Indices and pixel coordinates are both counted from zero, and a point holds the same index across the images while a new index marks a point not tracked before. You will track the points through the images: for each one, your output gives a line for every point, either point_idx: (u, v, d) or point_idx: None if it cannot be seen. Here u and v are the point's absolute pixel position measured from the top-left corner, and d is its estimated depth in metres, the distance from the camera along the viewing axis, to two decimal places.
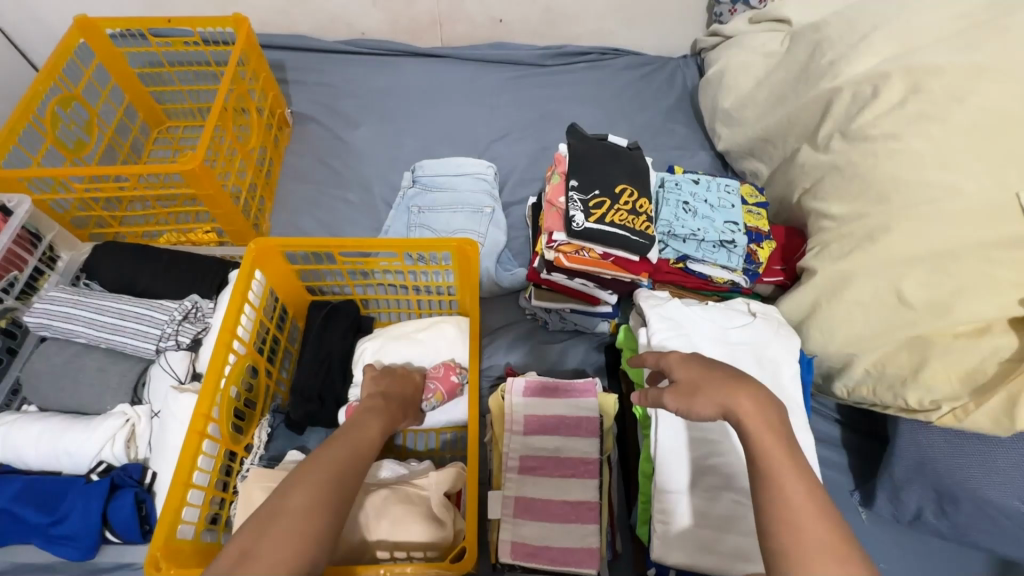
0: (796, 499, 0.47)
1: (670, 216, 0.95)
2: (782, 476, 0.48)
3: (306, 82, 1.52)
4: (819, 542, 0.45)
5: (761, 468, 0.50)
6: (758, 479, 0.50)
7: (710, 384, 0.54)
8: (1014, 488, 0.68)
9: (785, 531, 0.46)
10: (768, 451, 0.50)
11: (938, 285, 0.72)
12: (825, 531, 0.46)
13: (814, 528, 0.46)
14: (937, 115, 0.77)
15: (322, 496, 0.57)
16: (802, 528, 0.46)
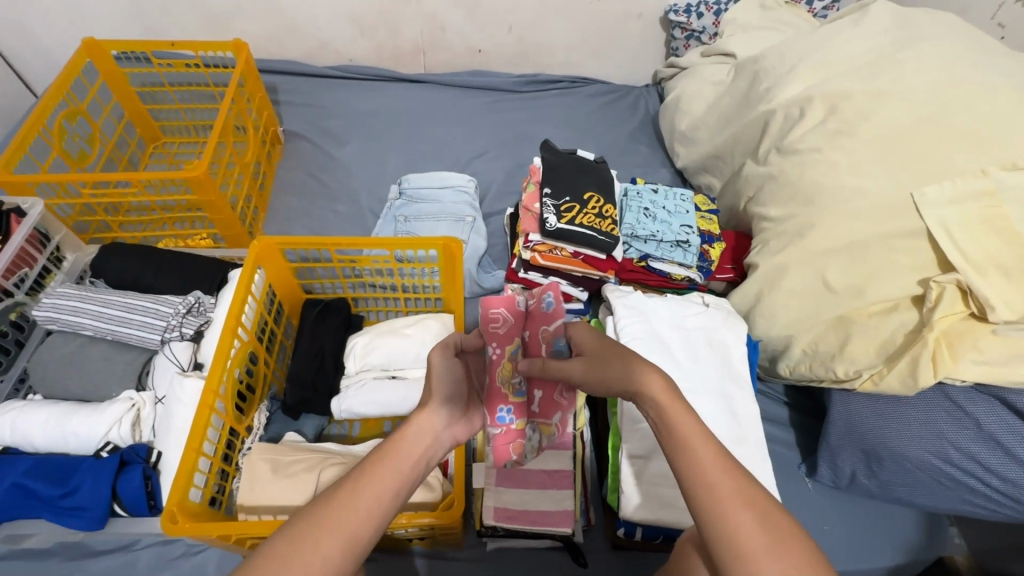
0: (703, 457, 0.48)
1: (633, 220, 1.08)
2: (687, 438, 0.50)
3: (296, 103, 1.62)
4: (727, 493, 0.46)
5: (670, 440, 0.51)
6: (670, 446, 0.51)
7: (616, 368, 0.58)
8: (924, 442, 0.79)
9: (698, 489, 0.47)
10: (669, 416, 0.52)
11: (854, 272, 0.86)
12: (734, 481, 0.47)
13: (720, 483, 0.47)
14: (849, 132, 0.93)
15: (358, 529, 0.48)
16: (714, 482, 0.47)
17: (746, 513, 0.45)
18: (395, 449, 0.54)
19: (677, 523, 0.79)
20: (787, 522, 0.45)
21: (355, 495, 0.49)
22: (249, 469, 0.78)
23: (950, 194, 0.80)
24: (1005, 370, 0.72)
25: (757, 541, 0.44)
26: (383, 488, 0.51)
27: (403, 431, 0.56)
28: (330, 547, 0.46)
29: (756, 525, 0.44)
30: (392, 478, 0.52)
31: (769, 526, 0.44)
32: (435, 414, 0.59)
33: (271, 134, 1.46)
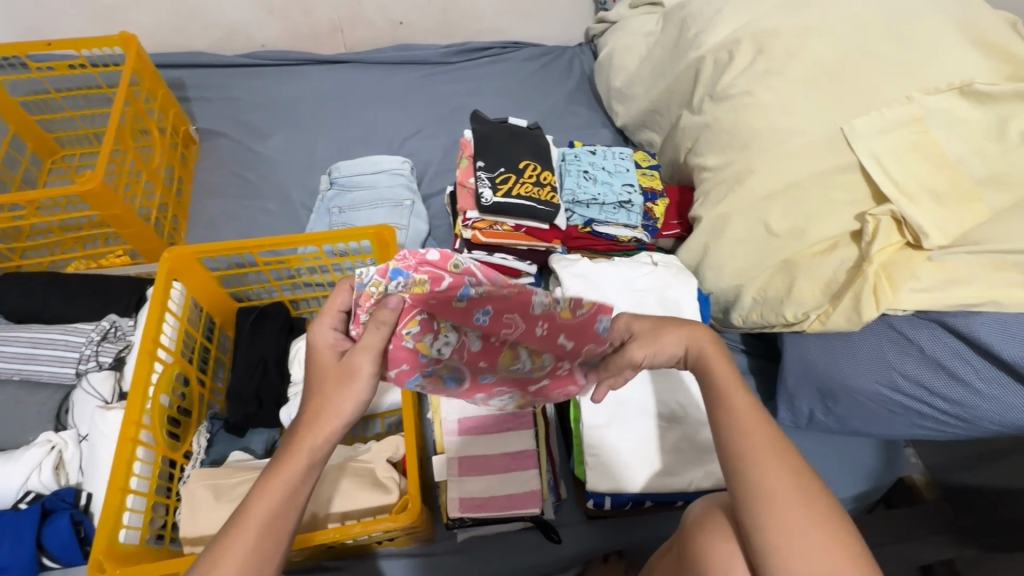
0: (743, 412, 0.56)
1: (573, 185, 1.04)
2: (734, 396, 0.58)
3: (209, 97, 1.50)
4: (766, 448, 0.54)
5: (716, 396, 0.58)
6: (717, 405, 0.58)
7: (665, 333, 0.62)
8: (871, 374, 0.80)
9: (738, 441, 0.55)
10: (722, 374, 0.59)
11: (794, 213, 0.84)
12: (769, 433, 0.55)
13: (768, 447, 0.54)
14: (779, 70, 0.90)
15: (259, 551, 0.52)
16: (753, 433, 0.55)
17: (778, 462, 0.53)
18: (285, 466, 0.55)
19: (644, 487, 0.79)
20: (812, 479, 0.53)
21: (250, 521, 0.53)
22: (188, 498, 0.72)
23: (879, 125, 0.79)
24: (943, 295, 0.72)
25: (787, 492, 0.51)
26: (267, 516, 0.53)
27: (293, 444, 0.57)
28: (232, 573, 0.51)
29: (786, 479, 0.52)
30: (281, 495, 0.54)
31: (795, 481, 0.52)
32: (328, 429, 0.57)
33: (182, 134, 1.35)
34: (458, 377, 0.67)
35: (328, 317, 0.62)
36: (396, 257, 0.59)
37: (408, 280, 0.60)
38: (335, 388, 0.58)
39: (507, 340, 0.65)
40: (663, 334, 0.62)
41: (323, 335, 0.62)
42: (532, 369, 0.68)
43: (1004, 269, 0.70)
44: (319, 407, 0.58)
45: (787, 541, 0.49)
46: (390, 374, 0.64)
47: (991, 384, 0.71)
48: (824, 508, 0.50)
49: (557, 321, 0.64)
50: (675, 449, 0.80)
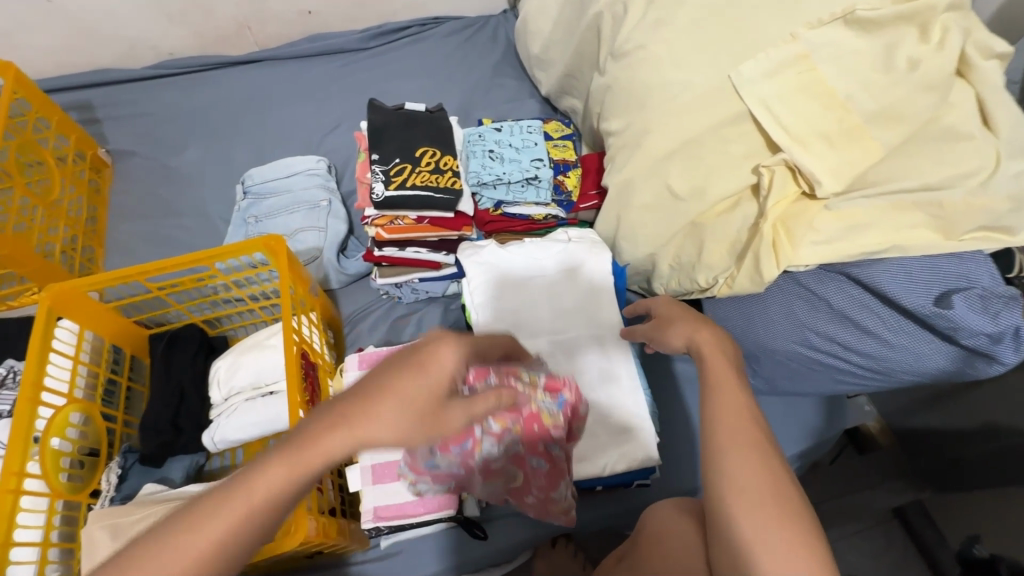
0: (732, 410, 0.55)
1: (478, 167, 0.99)
2: (725, 395, 0.56)
3: (118, 116, 1.44)
4: (744, 450, 0.52)
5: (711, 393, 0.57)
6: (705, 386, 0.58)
7: (680, 321, 0.66)
8: (786, 332, 0.76)
9: (716, 439, 0.53)
10: (718, 374, 0.57)
11: (693, 173, 0.79)
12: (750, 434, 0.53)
13: (741, 435, 0.52)
14: (668, 19, 0.84)
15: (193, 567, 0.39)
16: (734, 432, 0.53)
17: (752, 459, 0.51)
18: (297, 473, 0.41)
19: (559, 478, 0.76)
20: (785, 473, 0.51)
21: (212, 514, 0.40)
22: (86, 540, 0.71)
23: (765, 67, 0.72)
24: (844, 245, 0.67)
25: (756, 482, 0.50)
26: (263, 496, 0.41)
27: (315, 456, 0.41)
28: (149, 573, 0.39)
29: (757, 469, 0.50)
30: (264, 506, 0.41)
31: (767, 471, 0.50)
32: (379, 434, 0.41)
33: (90, 158, 1.30)
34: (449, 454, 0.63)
35: (464, 347, 0.45)
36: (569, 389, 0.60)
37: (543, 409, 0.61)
38: (410, 428, 0.42)
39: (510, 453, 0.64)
40: (676, 325, 0.66)
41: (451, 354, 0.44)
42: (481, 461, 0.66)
43: (906, 209, 0.66)
44: (378, 435, 0.41)
45: (756, 542, 0.47)
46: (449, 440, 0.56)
47: (900, 334, 0.67)
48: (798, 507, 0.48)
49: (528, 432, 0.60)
50: (589, 434, 0.77)
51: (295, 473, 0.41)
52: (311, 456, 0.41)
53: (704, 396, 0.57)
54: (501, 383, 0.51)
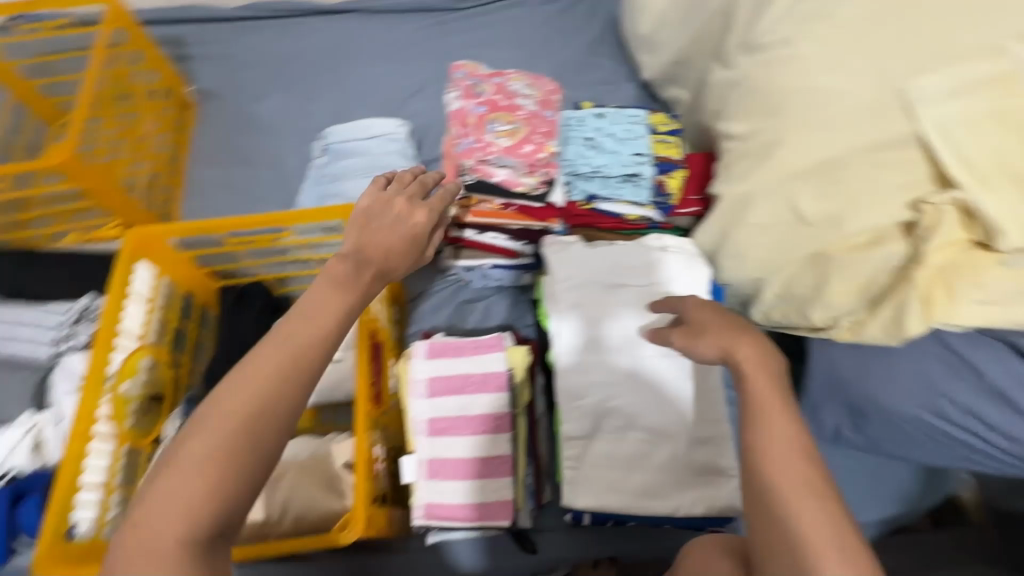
0: (785, 447, 0.51)
1: (574, 155, 0.91)
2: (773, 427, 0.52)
3: (207, 56, 1.43)
4: (802, 487, 0.48)
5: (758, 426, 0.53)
6: (752, 415, 0.54)
7: (713, 333, 0.61)
8: (916, 395, 0.67)
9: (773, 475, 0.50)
10: (767, 402, 0.54)
11: (830, 197, 0.69)
12: (807, 475, 0.49)
13: (799, 472, 0.49)
14: (826, 11, 0.71)
15: (222, 484, 0.47)
16: (789, 471, 0.49)
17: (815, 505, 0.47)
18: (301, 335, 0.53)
19: (626, 509, 0.71)
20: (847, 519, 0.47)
21: (229, 420, 0.49)
22: None
23: (947, 86, 0.62)
24: (1011, 309, 0.59)
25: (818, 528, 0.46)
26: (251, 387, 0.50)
27: (332, 323, 0.55)
28: (176, 519, 0.45)
29: (822, 515, 0.47)
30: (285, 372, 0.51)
31: (830, 518, 0.46)
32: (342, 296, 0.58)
33: (178, 97, 1.30)
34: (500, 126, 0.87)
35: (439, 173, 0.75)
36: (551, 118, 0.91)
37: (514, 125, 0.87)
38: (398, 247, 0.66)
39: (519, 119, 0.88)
40: (711, 332, 0.62)
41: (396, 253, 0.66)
42: (506, 124, 0.87)
43: None
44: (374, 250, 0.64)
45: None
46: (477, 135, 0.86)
47: None
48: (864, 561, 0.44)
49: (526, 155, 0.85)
50: (666, 469, 0.71)
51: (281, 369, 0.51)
52: (322, 316, 0.55)
53: (752, 426, 0.53)
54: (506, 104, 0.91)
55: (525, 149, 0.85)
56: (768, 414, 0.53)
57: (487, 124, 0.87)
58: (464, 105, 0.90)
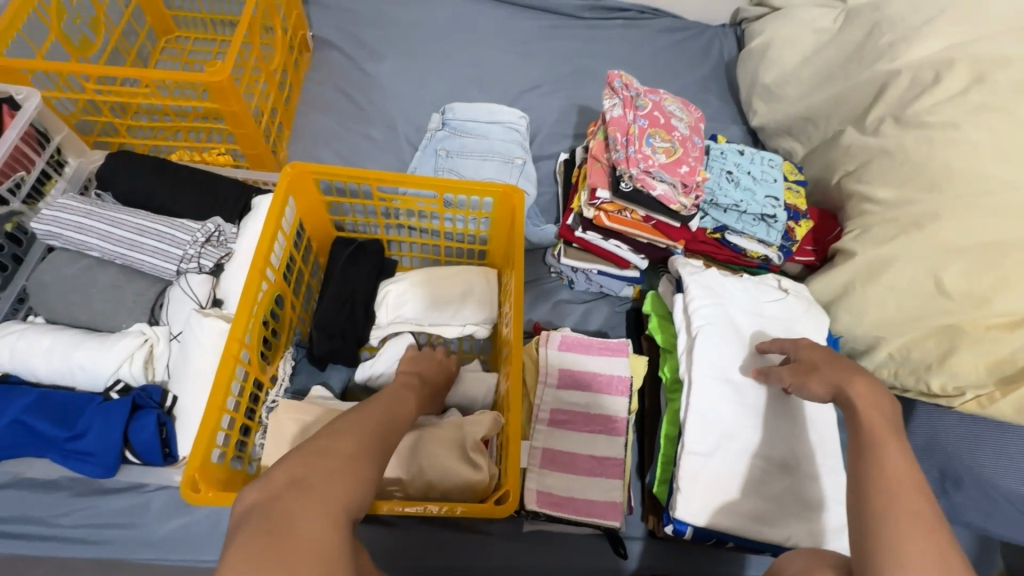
0: (897, 477, 0.51)
1: (714, 184, 0.94)
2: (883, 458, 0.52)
3: (327, 5, 1.42)
4: (913, 515, 0.47)
5: (871, 459, 0.53)
6: (866, 444, 0.55)
7: (829, 371, 0.66)
8: (1020, 473, 0.71)
9: (880, 499, 0.49)
10: (881, 434, 0.55)
11: (978, 276, 0.74)
12: (918, 504, 0.48)
13: (909, 501, 0.48)
14: (1001, 106, 0.78)
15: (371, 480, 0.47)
16: (894, 492, 0.49)
17: (922, 535, 0.46)
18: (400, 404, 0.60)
19: (737, 531, 0.73)
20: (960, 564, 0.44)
21: (366, 426, 0.52)
22: (274, 427, 0.70)
23: None
24: None
25: (922, 557, 0.44)
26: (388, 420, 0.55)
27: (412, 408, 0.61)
28: (343, 485, 0.45)
29: (929, 549, 0.45)
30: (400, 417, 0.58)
31: (940, 553, 0.44)
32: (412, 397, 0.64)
33: (299, 39, 1.29)
34: (660, 144, 0.89)
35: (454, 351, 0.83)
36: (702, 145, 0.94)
37: (671, 146, 0.89)
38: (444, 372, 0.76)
39: (676, 140, 0.91)
40: (822, 372, 0.67)
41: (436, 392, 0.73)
42: (664, 141, 0.89)
43: None
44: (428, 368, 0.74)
45: None
46: (638, 147, 0.87)
47: None
48: None
49: (681, 174, 0.87)
50: (779, 499, 0.74)
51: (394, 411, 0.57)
52: (407, 400, 0.61)
53: (865, 451, 0.54)
54: (666, 123, 0.92)
55: (682, 170, 0.87)
56: (881, 448, 0.54)
57: (646, 137, 0.89)
58: (624, 114, 0.91)
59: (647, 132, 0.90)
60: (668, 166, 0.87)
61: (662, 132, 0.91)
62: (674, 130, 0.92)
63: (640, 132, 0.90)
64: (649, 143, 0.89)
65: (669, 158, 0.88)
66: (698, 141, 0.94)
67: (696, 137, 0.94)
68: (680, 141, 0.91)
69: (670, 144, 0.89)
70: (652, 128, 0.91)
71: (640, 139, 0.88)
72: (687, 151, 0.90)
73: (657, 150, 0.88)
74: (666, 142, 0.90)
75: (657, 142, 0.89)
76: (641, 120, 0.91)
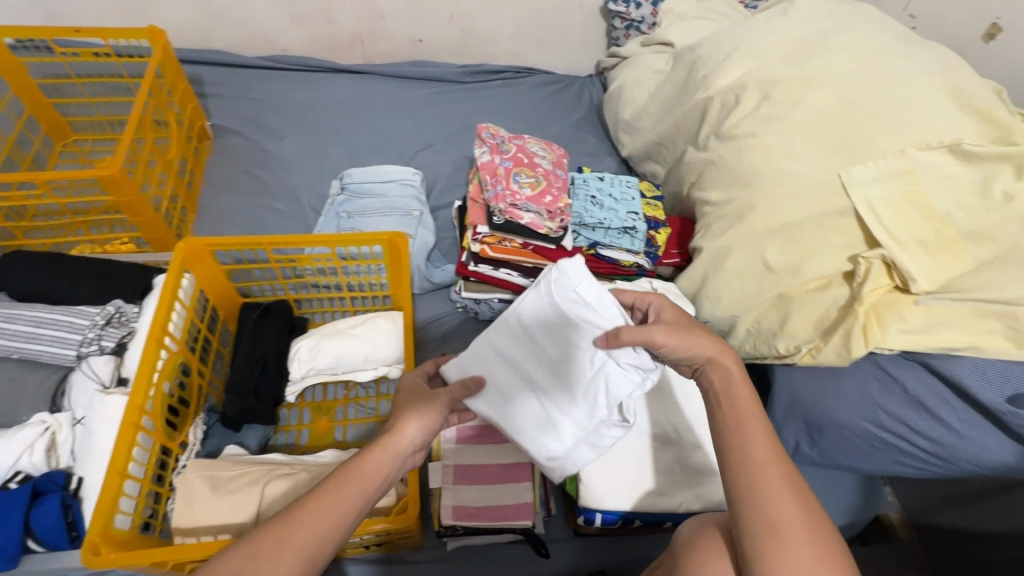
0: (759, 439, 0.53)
1: (581, 209, 1.08)
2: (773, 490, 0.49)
3: (225, 96, 1.52)
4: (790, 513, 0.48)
5: (752, 486, 0.50)
6: (726, 410, 0.57)
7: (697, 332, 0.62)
8: (859, 409, 0.84)
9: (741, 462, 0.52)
10: (740, 402, 0.57)
11: (790, 251, 0.88)
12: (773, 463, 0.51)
13: (762, 456, 0.52)
14: (781, 115, 0.96)
15: None
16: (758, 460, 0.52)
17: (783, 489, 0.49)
18: (359, 487, 0.53)
19: (634, 505, 0.81)
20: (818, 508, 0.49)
21: (322, 518, 0.49)
22: (184, 488, 0.72)
23: (874, 174, 0.84)
24: (927, 337, 0.76)
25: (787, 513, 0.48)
26: (346, 504, 0.51)
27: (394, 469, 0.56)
28: None
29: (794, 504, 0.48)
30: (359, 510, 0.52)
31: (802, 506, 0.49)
32: (409, 435, 0.59)
33: (197, 129, 1.38)
34: (525, 179, 1.02)
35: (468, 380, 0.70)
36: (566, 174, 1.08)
37: (536, 179, 1.03)
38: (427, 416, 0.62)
39: (540, 173, 1.04)
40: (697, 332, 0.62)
41: (417, 427, 0.60)
42: (528, 175, 1.03)
43: (985, 316, 0.75)
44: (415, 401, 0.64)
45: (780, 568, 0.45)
46: (505, 185, 1.00)
47: (970, 427, 0.76)
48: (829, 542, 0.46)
49: (546, 203, 1.00)
50: (666, 469, 0.83)
51: (366, 490, 0.53)
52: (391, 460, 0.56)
53: (722, 418, 0.56)
54: (530, 160, 1.06)
55: (546, 199, 1.00)
56: (764, 472, 0.50)
57: (513, 175, 1.02)
58: (492, 159, 1.04)
59: (513, 171, 1.03)
60: (534, 197, 1.00)
61: (527, 169, 1.04)
62: (538, 165, 1.06)
63: (507, 172, 1.03)
64: (516, 180, 1.02)
65: (535, 190, 1.01)
66: (561, 171, 1.08)
67: (559, 168, 1.08)
68: (544, 174, 1.04)
69: (535, 178, 1.03)
70: (518, 166, 1.04)
71: (508, 178, 1.02)
72: (550, 182, 1.04)
73: (523, 185, 1.01)
74: (531, 176, 1.03)
75: (523, 177, 1.02)
76: (507, 161, 1.04)
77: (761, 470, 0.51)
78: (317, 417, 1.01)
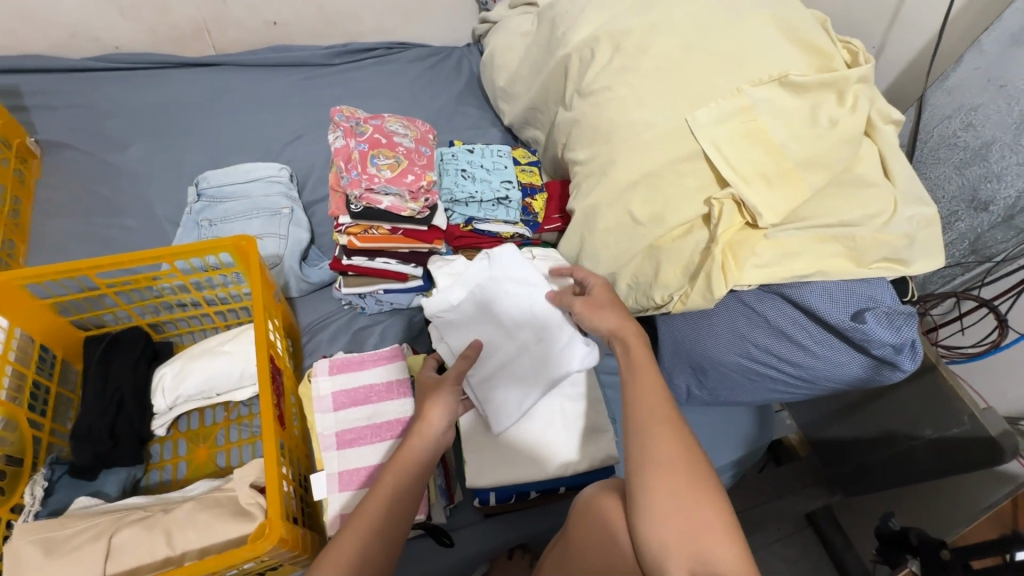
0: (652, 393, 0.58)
1: (451, 184, 1.03)
2: (660, 435, 0.53)
3: (51, 107, 1.34)
4: (668, 452, 0.52)
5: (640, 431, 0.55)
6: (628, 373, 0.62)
7: (615, 309, 0.72)
8: (732, 347, 0.87)
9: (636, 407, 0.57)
10: (641, 363, 0.62)
11: (652, 202, 0.88)
12: (661, 411, 0.56)
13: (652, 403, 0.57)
14: (631, 65, 0.95)
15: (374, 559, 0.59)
16: (649, 408, 0.56)
17: (669, 435, 0.54)
18: (404, 472, 0.64)
19: (528, 478, 0.81)
20: (697, 449, 0.53)
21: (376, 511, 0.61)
22: (12, 557, 0.64)
23: (716, 115, 0.84)
24: (779, 269, 0.79)
25: (669, 454, 0.52)
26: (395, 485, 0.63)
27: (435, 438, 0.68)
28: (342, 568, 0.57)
29: (673, 445, 0.53)
30: (405, 490, 0.63)
31: (682, 448, 0.53)
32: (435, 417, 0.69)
33: (16, 147, 1.21)
34: (384, 161, 0.95)
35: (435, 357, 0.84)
36: (431, 150, 1.02)
37: (397, 159, 0.96)
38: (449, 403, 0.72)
39: (401, 153, 0.98)
40: (609, 310, 0.73)
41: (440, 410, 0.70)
42: (387, 156, 0.96)
43: (828, 241, 0.79)
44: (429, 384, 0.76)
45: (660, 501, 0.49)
46: (361, 171, 0.93)
47: (824, 347, 0.80)
48: (703, 478, 0.51)
49: (409, 183, 0.94)
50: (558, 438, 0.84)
51: (402, 483, 0.63)
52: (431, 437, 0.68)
53: (626, 382, 0.61)
54: (389, 139, 0.99)
55: (408, 179, 0.94)
56: (650, 419, 0.55)
57: (370, 157, 0.95)
58: (346, 143, 0.97)
59: (369, 154, 0.96)
60: (395, 179, 0.93)
61: (385, 149, 0.97)
62: (398, 143, 0.99)
63: (364, 156, 0.95)
64: (374, 163, 0.95)
65: (395, 171, 0.94)
66: (426, 147, 1.02)
67: (421, 144, 1.02)
68: (405, 152, 0.98)
69: (395, 158, 0.96)
70: (376, 148, 0.97)
71: (365, 162, 0.95)
72: (412, 160, 0.97)
73: (382, 167, 0.94)
74: (391, 157, 0.96)
75: (381, 159, 0.95)
76: (363, 144, 0.97)
77: (648, 416, 0.56)
78: (194, 447, 0.93)
